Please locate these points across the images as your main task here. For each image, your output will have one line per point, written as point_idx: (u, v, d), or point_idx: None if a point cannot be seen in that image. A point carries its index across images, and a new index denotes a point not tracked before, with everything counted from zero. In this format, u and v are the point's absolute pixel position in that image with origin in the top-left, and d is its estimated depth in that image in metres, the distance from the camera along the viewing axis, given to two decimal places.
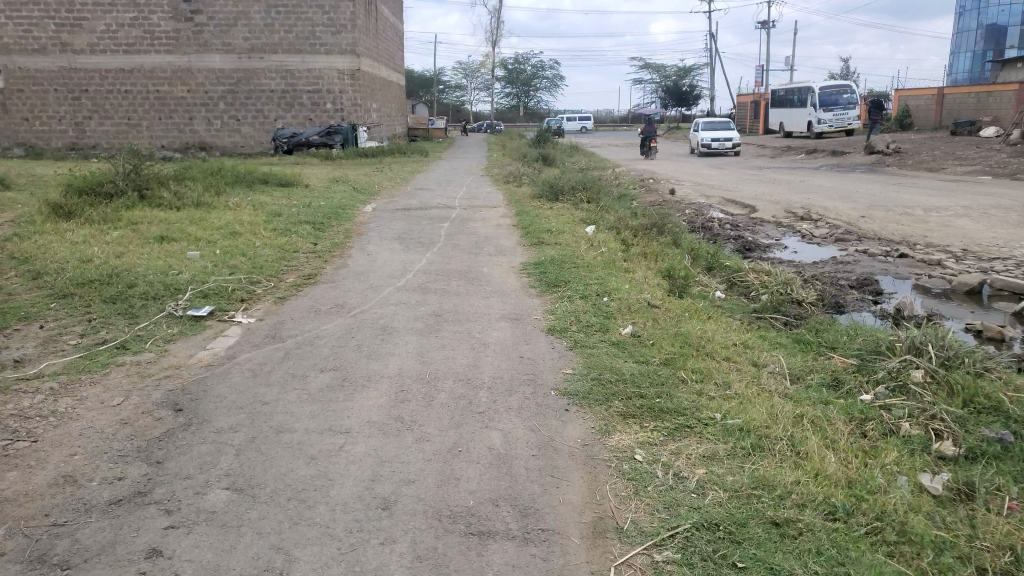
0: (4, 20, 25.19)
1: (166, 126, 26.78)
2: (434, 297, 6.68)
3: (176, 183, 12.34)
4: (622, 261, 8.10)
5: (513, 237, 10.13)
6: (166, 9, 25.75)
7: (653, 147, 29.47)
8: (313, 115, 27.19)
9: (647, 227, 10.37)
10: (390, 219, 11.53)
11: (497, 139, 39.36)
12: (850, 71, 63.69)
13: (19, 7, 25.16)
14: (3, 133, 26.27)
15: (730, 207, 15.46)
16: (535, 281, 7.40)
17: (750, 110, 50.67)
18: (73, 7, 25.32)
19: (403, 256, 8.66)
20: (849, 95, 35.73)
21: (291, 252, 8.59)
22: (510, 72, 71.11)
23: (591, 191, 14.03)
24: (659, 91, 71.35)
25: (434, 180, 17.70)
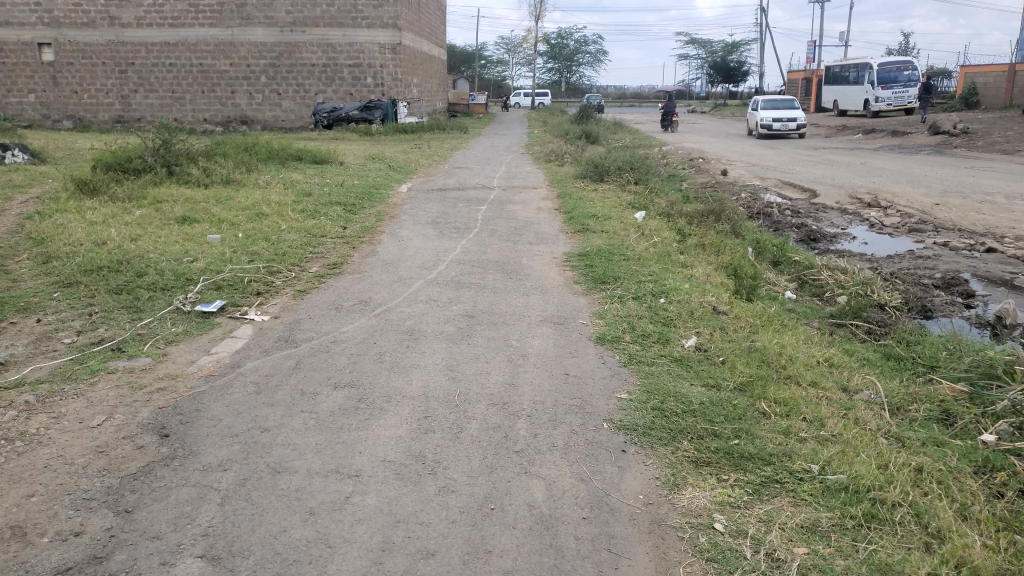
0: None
1: (209, 100, 26.51)
2: (469, 294, 5.98)
3: (210, 160, 11.85)
4: (677, 253, 7.29)
5: (557, 222, 9.36)
6: None
7: (673, 124, 30.71)
8: (354, 90, 26.59)
9: (703, 214, 9.51)
10: (425, 200, 10.87)
11: (539, 115, 38.31)
12: (910, 46, 60.67)
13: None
14: (52, 106, 26.38)
15: (788, 192, 14.43)
16: (581, 275, 6.64)
17: (802, 88, 48.62)
18: None
19: (438, 243, 8.00)
20: (911, 71, 33.89)
21: (317, 236, 7.95)
22: (554, 47, 69.64)
23: (641, 173, 13.15)
24: (706, 67, 69.04)
25: (474, 158, 17.00)
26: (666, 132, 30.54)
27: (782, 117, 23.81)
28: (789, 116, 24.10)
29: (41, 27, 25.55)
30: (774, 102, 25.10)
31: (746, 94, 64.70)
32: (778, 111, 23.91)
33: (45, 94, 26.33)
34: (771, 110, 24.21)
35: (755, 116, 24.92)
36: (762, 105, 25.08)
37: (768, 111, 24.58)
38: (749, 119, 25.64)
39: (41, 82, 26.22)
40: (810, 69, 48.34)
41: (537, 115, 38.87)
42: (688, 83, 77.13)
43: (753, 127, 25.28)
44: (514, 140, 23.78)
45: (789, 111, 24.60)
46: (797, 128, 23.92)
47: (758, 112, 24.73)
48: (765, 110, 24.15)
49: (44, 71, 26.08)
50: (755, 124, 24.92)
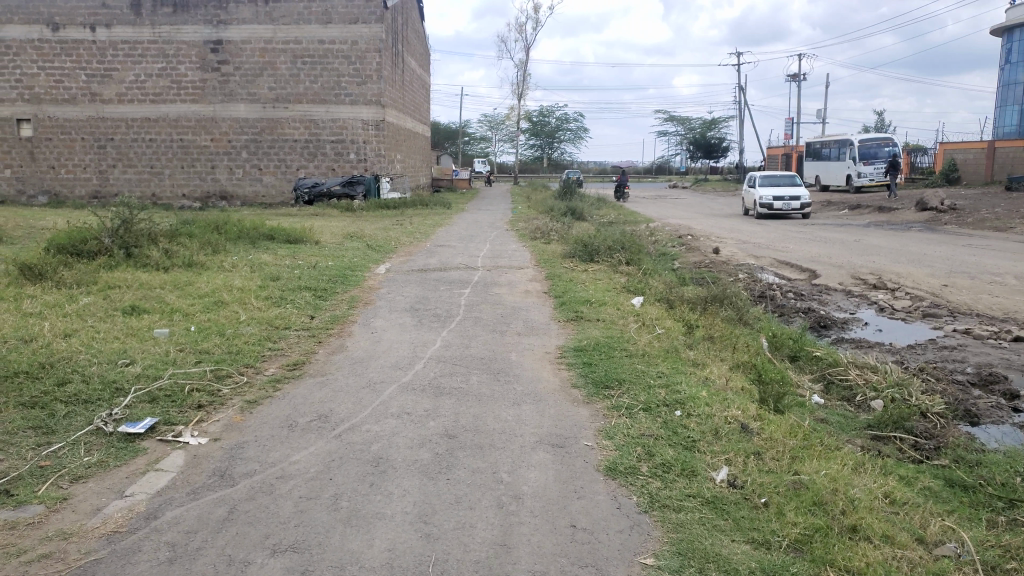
0: (37, 70, 24.96)
1: (188, 175, 25.93)
2: (449, 404, 5.05)
3: (176, 241, 11.05)
4: (685, 350, 6.49)
5: (549, 308, 8.54)
6: (194, 60, 25.22)
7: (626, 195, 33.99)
8: (336, 165, 26.03)
9: (706, 298, 8.80)
10: (404, 283, 10.08)
11: (523, 190, 38.11)
12: (886, 123, 62.03)
13: (53, 58, 24.99)
14: (27, 181, 25.72)
15: (787, 272, 13.82)
16: (578, 377, 5.76)
17: (783, 164, 49.09)
18: (106, 58, 25.06)
19: (413, 334, 7.12)
20: (892, 147, 34.25)
21: (278, 329, 7.07)
22: (537, 124, 70.76)
23: (634, 253, 12.44)
24: (686, 144, 70.21)
25: (457, 236, 16.33)
26: (620, 203, 33.52)
27: (785, 195, 22.56)
28: (790, 194, 22.90)
29: (22, 103, 25.16)
30: (772, 178, 23.91)
31: (727, 170, 65.55)
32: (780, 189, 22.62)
33: (21, 170, 25.70)
34: (772, 187, 22.98)
35: (754, 194, 23.72)
36: (760, 182, 23.85)
37: (767, 188, 23.30)
38: (747, 196, 24.48)
39: (19, 158, 25.67)
40: (789, 146, 48.93)
41: (521, 190, 38.69)
42: (670, 159, 78.21)
43: (752, 205, 24.02)
44: (500, 215, 23.25)
45: (791, 187, 23.39)
46: (800, 207, 22.68)
47: (757, 190, 23.47)
48: (766, 188, 22.88)
49: (22, 148, 25.56)
50: (754, 201, 23.64)
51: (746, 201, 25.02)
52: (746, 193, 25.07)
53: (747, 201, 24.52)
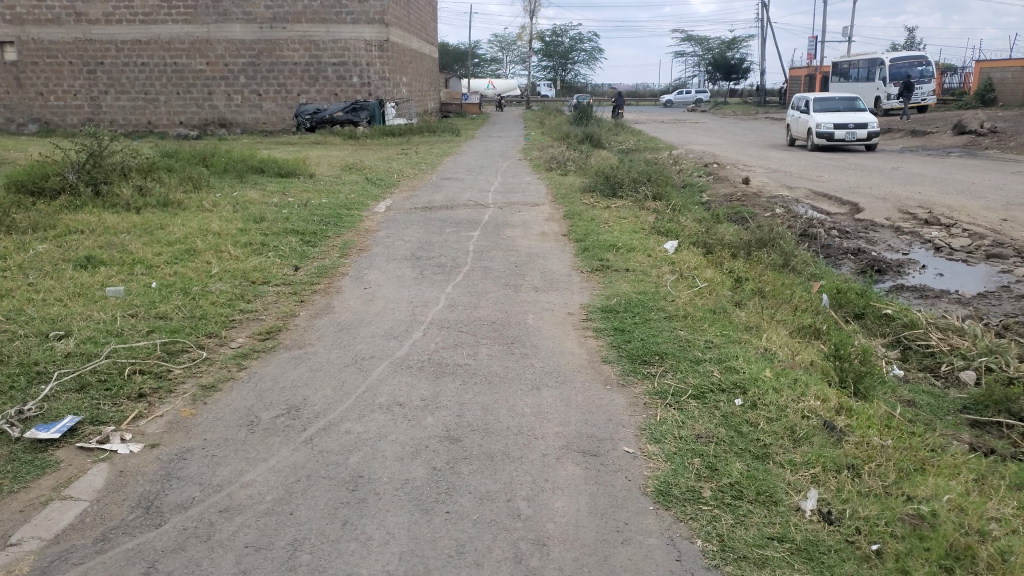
0: None
1: (185, 101, 24.59)
2: (451, 390, 4.06)
3: (154, 177, 9.98)
4: (736, 314, 5.43)
5: (572, 255, 7.47)
6: None
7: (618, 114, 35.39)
8: (339, 90, 24.62)
9: (749, 242, 7.68)
10: (405, 223, 9.03)
11: (536, 114, 36.41)
12: (915, 42, 58.81)
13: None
14: (17, 108, 24.45)
15: (824, 205, 12.59)
16: (610, 351, 4.73)
17: (803, 86, 46.68)
18: None
19: (413, 291, 6.08)
20: (925, 67, 31.95)
21: (255, 284, 6.06)
22: (549, 44, 67.93)
23: (660, 186, 11.26)
24: (702, 66, 67.30)
25: (464, 166, 15.15)
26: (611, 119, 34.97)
27: (848, 121, 19.12)
28: (854, 121, 19.34)
29: (4, 25, 23.62)
30: (827, 100, 20.39)
31: (746, 92, 62.99)
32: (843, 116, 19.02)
33: (9, 97, 24.40)
34: (831, 113, 19.39)
35: (808, 122, 20.07)
36: (813, 106, 20.36)
37: (824, 113, 19.80)
38: (795, 124, 21.03)
39: (5, 84, 24.31)
40: (812, 67, 46.46)
41: (531, 116, 37.00)
42: (685, 81, 75.19)
43: (804, 135, 20.56)
44: (510, 143, 21.89)
45: (852, 111, 19.91)
46: (865, 137, 19.15)
47: (812, 115, 19.92)
48: (824, 115, 19.18)
49: (8, 72, 24.19)
50: (808, 129, 20.16)
51: (793, 129, 21.58)
52: (792, 119, 21.63)
53: (796, 129, 21.06)
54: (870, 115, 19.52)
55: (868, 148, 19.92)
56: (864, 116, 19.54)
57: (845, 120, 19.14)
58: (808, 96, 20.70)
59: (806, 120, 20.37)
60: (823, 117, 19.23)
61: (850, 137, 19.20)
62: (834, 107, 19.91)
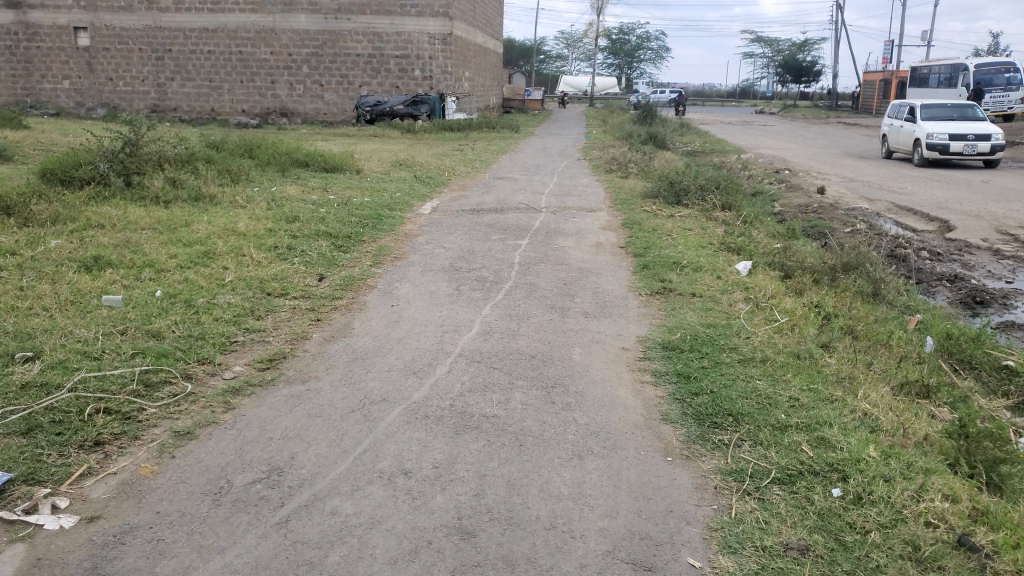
0: None
1: (247, 89, 24.45)
2: (472, 454, 3.27)
3: (190, 168, 9.48)
4: (826, 360, 4.46)
5: (630, 273, 6.58)
6: None
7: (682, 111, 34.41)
8: (401, 83, 24.13)
9: (834, 265, 6.64)
10: (449, 228, 8.29)
11: (598, 113, 35.34)
12: (1004, 46, 55.12)
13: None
14: (87, 93, 24.68)
15: (909, 220, 11.35)
16: (673, 407, 3.82)
17: (878, 90, 44.18)
18: None
19: (445, 312, 5.27)
20: (1013, 73, 29.59)
21: (270, 297, 5.39)
22: (615, 42, 66.65)
23: (730, 193, 10.23)
24: (773, 67, 65.01)
25: (520, 166, 14.39)
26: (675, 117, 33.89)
27: (967, 131, 16.31)
28: (974, 131, 16.44)
29: (77, 10, 23.89)
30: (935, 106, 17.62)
31: (820, 95, 60.42)
32: (961, 125, 16.21)
33: (80, 81, 24.64)
34: (946, 121, 16.56)
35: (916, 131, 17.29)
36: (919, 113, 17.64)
37: (936, 122, 16.94)
38: (895, 134, 18.33)
39: (77, 68, 24.54)
40: (888, 70, 43.96)
41: (595, 114, 35.99)
42: (754, 83, 72.66)
43: (907, 146, 17.87)
44: (570, 141, 21.00)
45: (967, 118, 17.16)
46: (988, 149, 16.27)
47: (922, 124, 17.10)
48: (939, 124, 16.36)
49: (80, 57, 24.45)
50: (913, 141, 17.34)
51: (891, 140, 18.76)
52: (891, 129, 18.78)
53: (897, 140, 18.22)
54: (991, 124, 16.63)
55: (987, 164, 16.98)
56: (984, 124, 16.72)
57: (963, 131, 16.30)
58: (912, 102, 17.87)
59: (912, 129, 17.53)
60: (936, 127, 16.50)
61: (969, 150, 16.36)
62: (946, 115, 17.04)
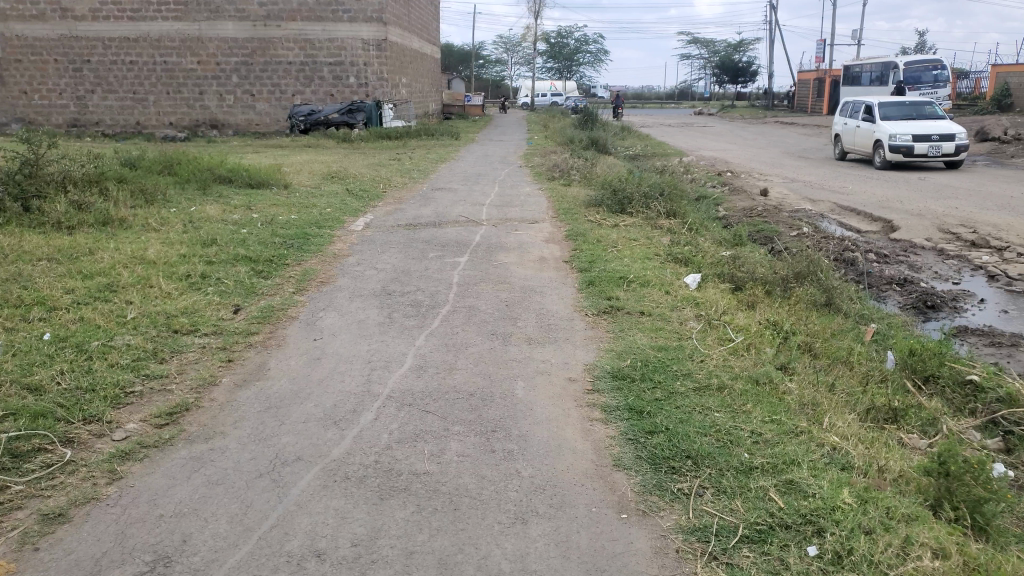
0: None
1: (174, 101, 23.40)
2: (398, 525, 2.82)
3: (100, 188, 8.76)
4: (787, 386, 4.15)
5: (575, 291, 6.20)
6: None
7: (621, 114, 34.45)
8: (336, 91, 23.44)
9: (785, 274, 6.39)
10: (384, 246, 7.80)
11: (539, 118, 35.14)
12: (925, 45, 57.10)
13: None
14: (1, 107, 23.25)
15: (852, 221, 11.32)
16: (625, 450, 3.44)
17: (812, 89, 45.14)
18: None
19: (373, 345, 4.79)
20: (940, 70, 30.44)
21: (177, 336, 4.82)
22: (553, 46, 66.87)
23: (673, 198, 9.98)
24: (709, 68, 66.00)
25: (459, 174, 13.97)
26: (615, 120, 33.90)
27: (930, 131, 15.58)
28: (937, 131, 15.72)
29: None
30: (893, 104, 16.89)
31: (755, 96, 61.54)
32: (924, 125, 15.50)
33: None
34: (908, 121, 15.80)
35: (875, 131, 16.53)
36: (878, 111, 16.89)
37: (896, 122, 16.17)
38: (851, 134, 17.64)
39: None
40: (820, 70, 44.97)
41: (536, 118, 35.77)
42: (691, 84, 73.75)
43: (863, 147, 17.23)
44: (511, 148, 20.67)
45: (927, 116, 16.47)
46: (951, 150, 15.61)
47: (882, 124, 16.33)
48: (901, 125, 15.59)
49: None
50: (873, 142, 16.59)
51: (846, 141, 18.08)
52: (846, 129, 18.04)
53: (855, 141, 17.48)
54: (953, 122, 15.92)
55: (949, 165, 16.34)
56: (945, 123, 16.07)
57: (927, 131, 15.53)
58: (869, 101, 17.08)
59: (872, 130, 16.75)
60: (898, 127, 15.74)
61: (934, 151, 15.60)
62: (906, 114, 16.31)
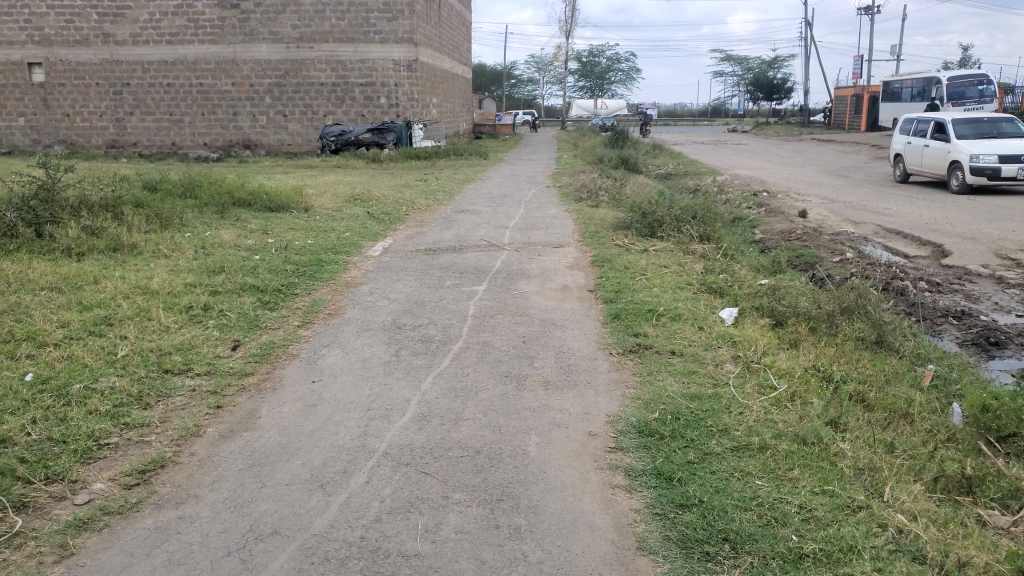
0: (46, 9, 22.64)
1: (209, 122, 23.53)
2: None
3: (116, 212, 8.54)
4: (840, 446, 3.64)
5: (599, 325, 5.73)
6: None
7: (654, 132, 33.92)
8: (366, 111, 23.36)
9: (830, 308, 5.85)
10: (400, 273, 7.43)
11: (570, 136, 34.80)
12: (966, 60, 55.70)
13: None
14: (44, 130, 23.64)
15: (899, 245, 10.68)
16: (652, 529, 2.97)
17: (850, 105, 44.10)
18: None
19: (375, 389, 4.38)
20: (986, 86, 29.55)
21: (167, 377, 4.46)
22: (586, 65, 66.71)
23: (708, 222, 9.45)
24: (743, 85, 65.14)
25: (485, 195, 13.61)
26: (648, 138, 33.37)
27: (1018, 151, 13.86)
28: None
29: (31, 46, 22.89)
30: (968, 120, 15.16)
31: (790, 112, 60.52)
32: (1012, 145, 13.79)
33: (35, 119, 23.60)
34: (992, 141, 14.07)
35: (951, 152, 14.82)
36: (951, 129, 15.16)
37: (976, 141, 14.48)
38: (917, 154, 15.94)
39: (31, 105, 23.51)
40: (859, 86, 43.93)
41: (567, 136, 35.44)
42: (724, 101, 72.92)
43: (933, 168, 15.54)
44: (541, 167, 20.30)
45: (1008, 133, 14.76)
46: None
47: (961, 144, 14.60)
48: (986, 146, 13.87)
49: (34, 94, 23.41)
50: (949, 163, 14.85)
51: (908, 161, 16.38)
52: (910, 148, 16.32)
53: (922, 161, 15.73)
54: None
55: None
56: None
57: (1015, 151, 13.83)
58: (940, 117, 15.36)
59: (946, 150, 15.02)
60: (981, 148, 14.01)
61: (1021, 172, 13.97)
62: (985, 132, 14.61)
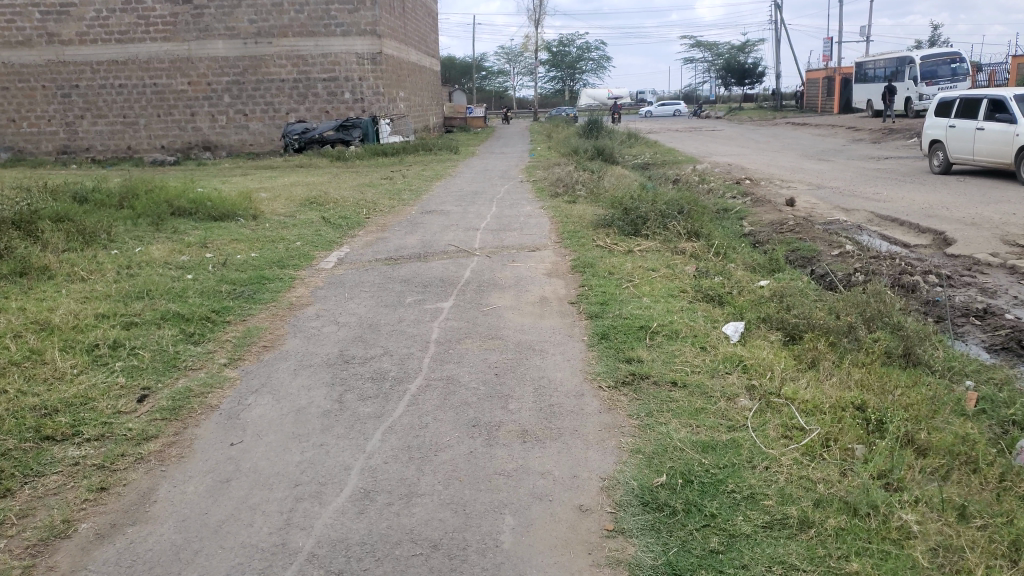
0: None
1: (166, 124, 22.30)
2: None
3: (32, 229, 7.52)
4: (904, 518, 2.74)
5: (584, 349, 4.86)
6: None
7: None
8: (330, 108, 22.30)
9: (849, 319, 5.02)
10: (355, 289, 6.51)
11: (541, 128, 33.85)
12: (937, 39, 55.70)
13: None
14: None
15: (896, 234, 9.96)
16: None
17: (821, 88, 43.62)
18: None
19: (309, 453, 3.48)
20: (958, 64, 29.33)
21: (43, 449, 3.55)
22: (555, 55, 65.58)
23: (698, 215, 8.64)
24: (714, 71, 64.66)
25: (455, 193, 12.73)
26: None
27: None
28: None
29: None
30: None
31: (762, 97, 60.18)
32: None
33: None
34: None
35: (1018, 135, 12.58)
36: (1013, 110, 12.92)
37: None
38: (967, 141, 13.69)
39: None
40: (829, 68, 43.54)
41: (539, 127, 34.57)
42: (694, 88, 72.46)
43: (989, 156, 13.32)
44: (512, 160, 19.44)
45: None
46: None
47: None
48: None
49: None
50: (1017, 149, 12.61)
51: (951, 149, 14.16)
52: (954, 133, 14.07)
53: (976, 148, 13.47)
54: None
55: None
56: None
57: None
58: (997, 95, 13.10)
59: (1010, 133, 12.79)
60: None
61: None
62: None
